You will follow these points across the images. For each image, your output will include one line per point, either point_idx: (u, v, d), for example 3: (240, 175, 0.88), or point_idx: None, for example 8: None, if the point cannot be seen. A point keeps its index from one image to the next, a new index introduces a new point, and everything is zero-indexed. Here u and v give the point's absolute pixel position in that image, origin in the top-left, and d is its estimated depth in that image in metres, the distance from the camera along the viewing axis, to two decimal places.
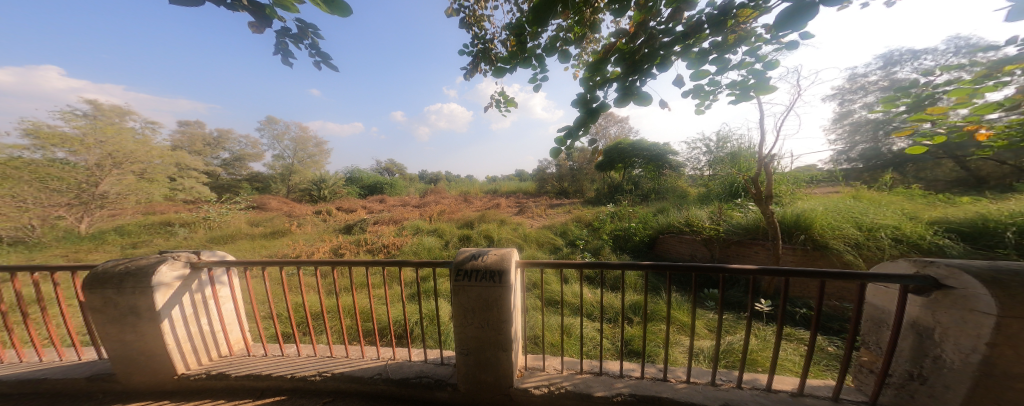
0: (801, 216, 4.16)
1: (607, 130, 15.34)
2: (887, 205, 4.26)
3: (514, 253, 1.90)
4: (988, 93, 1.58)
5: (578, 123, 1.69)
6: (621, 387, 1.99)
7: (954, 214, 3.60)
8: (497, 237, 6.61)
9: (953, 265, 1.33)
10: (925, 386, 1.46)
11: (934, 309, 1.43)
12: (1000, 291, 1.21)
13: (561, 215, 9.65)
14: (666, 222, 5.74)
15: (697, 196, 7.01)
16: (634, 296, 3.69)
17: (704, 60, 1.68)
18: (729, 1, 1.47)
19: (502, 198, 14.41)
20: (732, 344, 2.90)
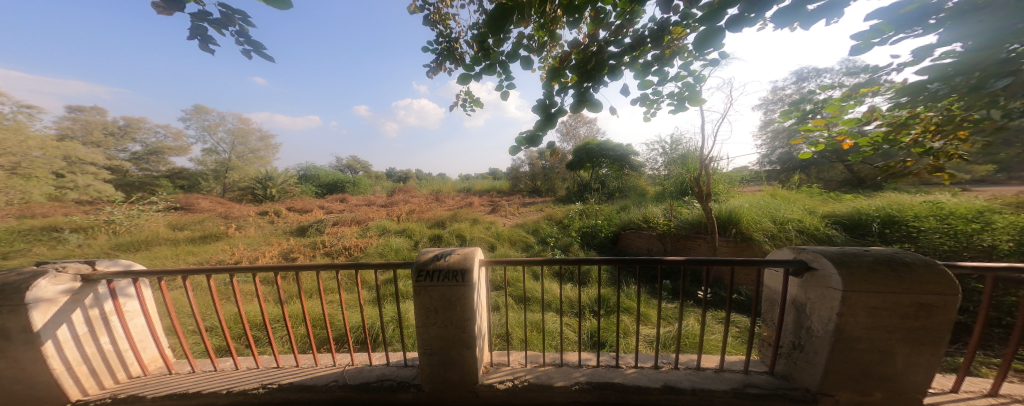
0: (733, 212, 4.77)
1: (576, 131, 15.97)
2: (798, 202, 5.01)
3: (476, 252, 1.96)
4: (852, 109, 2.07)
5: (538, 127, 1.80)
6: (579, 377, 2.13)
7: (840, 209, 4.43)
8: (469, 236, 6.55)
9: (816, 251, 1.72)
10: (803, 353, 1.86)
11: (806, 288, 1.81)
12: (843, 271, 1.59)
13: (534, 213, 9.87)
14: (627, 219, 6.18)
15: (654, 194, 7.64)
16: (598, 289, 3.95)
17: (648, 71, 1.92)
18: (666, 19, 1.68)
19: (473, 197, 14.27)
20: (678, 330, 3.28)
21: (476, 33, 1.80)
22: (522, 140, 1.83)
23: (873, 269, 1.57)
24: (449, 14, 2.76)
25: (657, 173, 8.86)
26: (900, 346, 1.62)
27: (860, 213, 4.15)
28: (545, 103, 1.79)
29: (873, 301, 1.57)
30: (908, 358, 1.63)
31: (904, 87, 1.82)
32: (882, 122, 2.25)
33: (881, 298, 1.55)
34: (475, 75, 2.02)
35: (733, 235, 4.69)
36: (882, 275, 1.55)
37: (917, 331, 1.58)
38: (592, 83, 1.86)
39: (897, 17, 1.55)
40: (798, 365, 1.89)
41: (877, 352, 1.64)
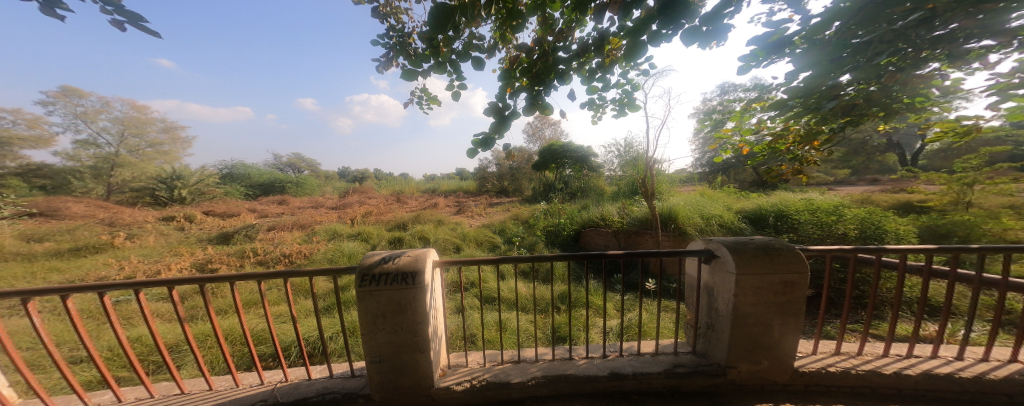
0: (672, 209, 5.38)
1: (541, 132, 17.19)
2: (720, 201, 5.83)
3: (429, 254, 1.91)
4: (749, 116, 2.89)
5: (492, 129, 1.84)
6: (535, 372, 2.22)
7: (748, 206, 5.34)
8: (432, 238, 6.34)
9: (718, 242, 2.06)
10: (714, 331, 2.21)
11: (714, 273, 2.16)
12: (734, 257, 1.95)
13: (497, 214, 9.95)
14: (587, 217, 6.53)
15: (611, 193, 8.42)
16: (561, 286, 4.17)
17: (593, 77, 2.19)
18: (605, 30, 1.88)
19: (436, 198, 13.83)
20: (626, 321, 3.59)
21: (422, 30, 1.72)
22: (477, 141, 1.81)
23: (756, 254, 1.95)
24: (400, 8, 2.63)
25: (611, 174, 9.57)
26: (775, 317, 2.02)
27: (766, 208, 5.05)
28: (496, 105, 1.83)
29: (755, 281, 1.94)
30: (781, 327, 2.04)
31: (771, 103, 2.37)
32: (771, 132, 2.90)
33: (760, 278, 1.93)
34: (425, 72, 1.95)
35: (671, 230, 5.24)
36: (760, 259, 1.94)
37: (786, 303, 1.99)
38: (543, 86, 2.01)
39: (769, 43, 2.00)
40: (711, 341, 2.25)
41: (761, 323, 2.03)
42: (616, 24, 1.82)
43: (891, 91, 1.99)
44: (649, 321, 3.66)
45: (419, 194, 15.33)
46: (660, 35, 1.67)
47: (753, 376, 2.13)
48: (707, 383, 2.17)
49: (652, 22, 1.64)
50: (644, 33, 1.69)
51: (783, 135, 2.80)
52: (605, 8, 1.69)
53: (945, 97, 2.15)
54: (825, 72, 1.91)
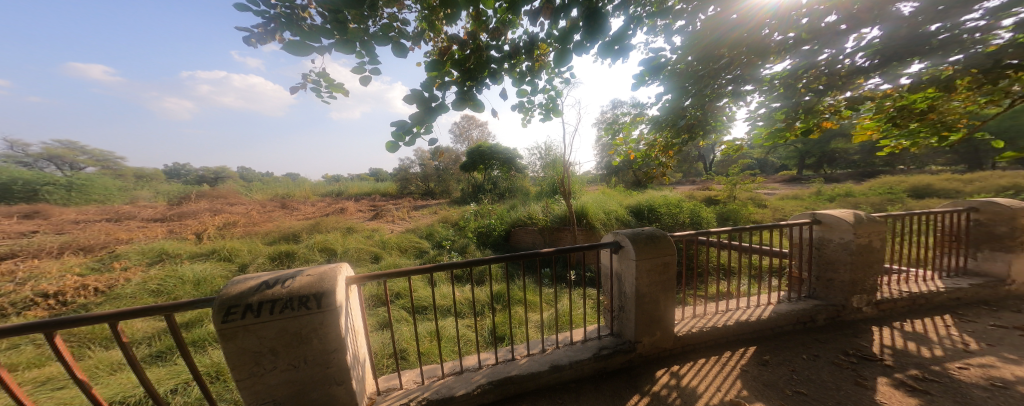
0: (583, 207, 5.98)
1: (469, 133, 18.09)
2: (616, 198, 7.09)
3: (340, 269, 1.50)
4: (633, 129, 3.43)
5: (415, 121, 1.61)
6: (479, 379, 2.05)
7: (637, 202, 6.43)
8: (341, 249, 5.44)
9: (622, 234, 2.34)
10: (624, 313, 2.48)
11: (621, 261, 2.43)
12: (633, 244, 2.27)
13: (418, 219, 9.27)
14: (516, 217, 6.70)
15: (536, 193, 9.07)
16: (493, 286, 4.17)
17: (523, 79, 2.17)
18: (535, 35, 1.91)
19: (343, 201, 12.06)
20: (556, 311, 3.82)
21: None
22: (395, 132, 1.57)
23: (648, 241, 2.30)
24: None
25: (534, 176, 10.10)
26: (660, 295, 2.39)
27: (651, 203, 6.22)
28: (419, 93, 1.60)
29: (649, 265, 2.31)
30: (665, 302, 2.41)
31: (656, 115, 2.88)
32: (646, 142, 3.48)
33: (649, 262, 2.30)
34: (320, 47, 1.50)
35: (584, 225, 5.84)
36: (652, 245, 2.31)
37: (665, 282, 2.39)
38: (473, 83, 1.86)
39: (651, 67, 2.49)
40: (624, 323, 2.49)
41: (654, 300, 2.37)
42: (545, 30, 1.85)
43: (708, 116, 2.84)
44: (576, 309, 3.94)
45: (317, 199, 13.05)
46: (582, 45, 1.80)
47: (654, 347, 2.46)
48: (623, 361, 2.39)
49: (575, 33, 1.73)
50: (569, 41, 1.77)
51: (653, 144, 3.41)
52: (539, 12, 1.69)
53: (727, 122, 3.16)
54: (680, 95, 2.58)
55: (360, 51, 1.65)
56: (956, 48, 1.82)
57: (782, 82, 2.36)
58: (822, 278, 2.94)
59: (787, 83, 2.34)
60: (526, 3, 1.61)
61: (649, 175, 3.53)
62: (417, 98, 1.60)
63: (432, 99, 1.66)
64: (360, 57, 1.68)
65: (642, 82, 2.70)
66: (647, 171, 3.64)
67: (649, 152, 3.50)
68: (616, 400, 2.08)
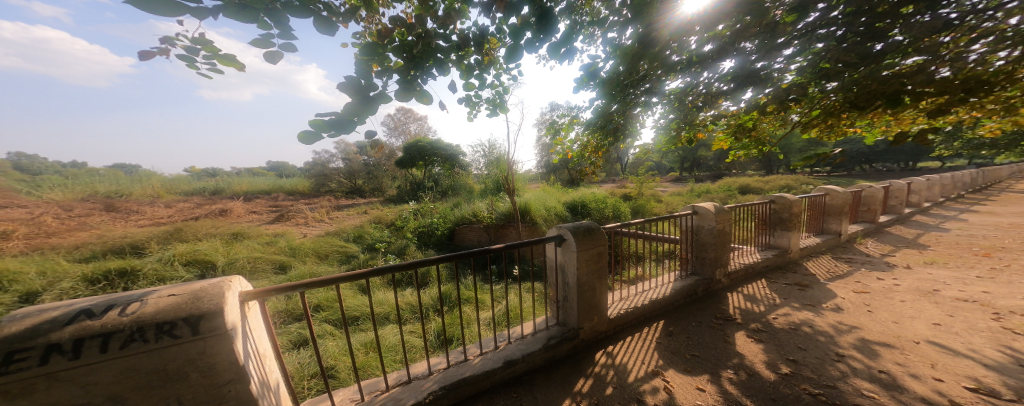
0: (526, 204, 6.18)
1: (405, 127, 17.26)
2: (554, 195, 7.51)
3: (225, 285, 1.23)
4: (570, 130, 3.65)
5: (350, 111, 1.45)
6: (431, 385, 1.96)
7: (574, 198, 6.91)
8: (224, 261, 4.60)
9: (564, 227, 2.51)
10: (567, 302, 2.63)
11: (564, 254, 2.58)
12: (575, 237, 2.45)
13: (333, 224, 8.26)
14: (460, 215, 6.59)
15: (480, 191, 9.03)
16: (438, 288, 4.05)
17: (471, 72, 2.14)
18: (485, 28, 1.90)
19: (223, 202, 10.05)
20: (506, 307, 3.89)
21: None
22: (318, 122, 1.35)
23: (586, 234, 2.51)
24: None
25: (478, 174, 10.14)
26: (597, 283, 2.62)
27: (583, 199, 6.75)
28: (354, 79, 1.44)
29: (590, 256, 2.53)
30: (600, 289, 2.66)
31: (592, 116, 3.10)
32: (580, 142, 3.74)
33: (588, 253, 2.51)
34: None
35: (528, 221, 6.00)
36: (590, 237, 2.53)
37: (600, 271, 2.63)
38: (419, 71, 1.77)
39: (588, 73, 2.68)
40: (567, 311, 2.64)
41: (591, 289, 2.59)
42: (495, 25, 1.86)
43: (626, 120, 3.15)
44: (519, 303, 4.07)
45: (175, 199, 10.16)
46: (533, 44, 1.87)
47: (593, 332, 2.68)
48: (569, 348, 2.53)
49: (525, 31, 1.80)
50: (520, 38, 1.82)
51: (586, 146, 3.68)
52: (492, 6, 1.71)
53: (640, 127, 3.58)
54: (607, 101, 2.84)
55: (264, 19, 1.38)
56: (766, 83, 2.33)
57: (676, 97, 2.88)
58: (700, 258, 3.56)
59: (678, 99, 2.87)
60: None
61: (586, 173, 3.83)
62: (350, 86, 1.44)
63: (368, 88, 1.51)
64: (262, 26, 1.39)
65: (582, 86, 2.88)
66: (584, 169, 3.93)
67: (583, 152, 3.76)
68: (565, 386, 2.20)
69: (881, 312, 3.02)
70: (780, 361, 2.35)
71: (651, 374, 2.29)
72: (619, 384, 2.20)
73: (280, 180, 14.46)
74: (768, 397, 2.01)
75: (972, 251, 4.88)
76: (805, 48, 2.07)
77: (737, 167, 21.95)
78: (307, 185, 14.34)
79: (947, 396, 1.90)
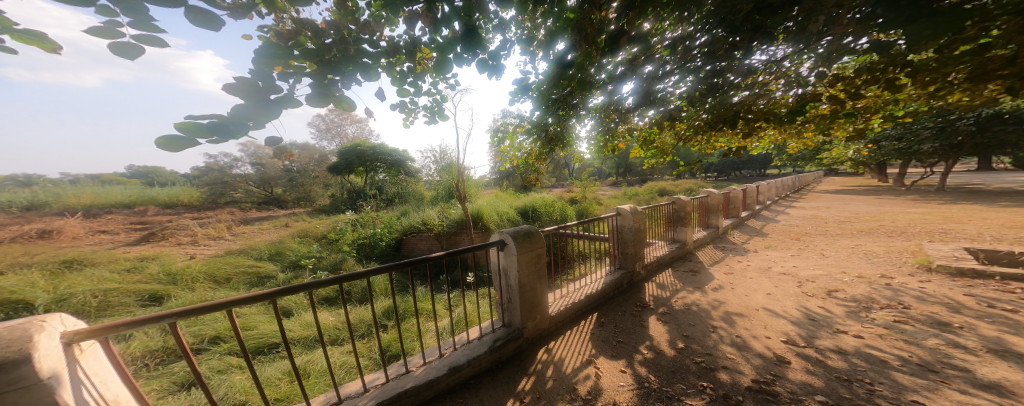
0: (478, 211, 6.19)
1: (342, 129, 16.11)
2: (508, 201, 7.62)
3: (32, 327, 0.99)
4: (515, 137, 3.79)
5: (245, 115, 1.29)
6: (367, 401, 1.83)
7: (523, 203, 7.11)
8: (53, 296, 3.64)
9: (504, 232, 2.58)
10: (511, 304, 2.69)
11: (505, 258, 2.65)
12: (515, 240, 2.54)
13: (228, 245, 7.04)
14: (408, 224, 6.34)
15: (431, 198, 8.83)
16: (379, 305, 3.96)
17: (404, 80, 2.21)
18: (416, 38, 1.94)
19: (66, 220, 7.98)
20: (459, 314, 3.82)
21: None
22: (188, 126, 1.10)
23: (525, 236, 2.62)
24: None
25: (429, 179, 9.87)
26: (538, 282, 2.75)
27: (534, 204, 7.01)
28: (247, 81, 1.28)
29: (530, 258, 2.66)
30: (541, 288, 2.78)
31: (534, 125, 3.27)
32: (523, 150, 3.94)
33: (528, 255, 2.63)
34: None
35: (480, 227, 6.03)
36: (530, 240, 2.65)
37: (540, 272, 2.76)
38: (340, 75, 1.70)
39: (522, 87, 2.89)
40: (512, 313, 2.70)
41: (533, 289, 2.69)
42: (426, 36, 1.91)
43: (562, 130, 3.38)
44: (474, 309, 4.02)
45: None
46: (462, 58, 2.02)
47: (537, 330, 2.78)
48: (514, 348, 2.59)
49: (450, 51, 1.96)
50: (449, 52, 1.97)
51: (530, 154, 3.88)
52: (418, 18, 1.72)
53: (579, 136, 3.89)
54: (544, 112, 3.05)
55: (105, 4, 1.12)
56: (662, 104, 3.05)
57: (600, 110, 3.31)
58: (627, 254, 3.92)
59: (599, 111, 3.32)
60: (405, 4, 1.63)
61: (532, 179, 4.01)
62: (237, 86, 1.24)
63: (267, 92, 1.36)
64: (104, 11, 1.13)
65: (518, 98, 3.02)
66: (530, 174, 4.11)
67: (527, 159, 3.97)
68: (509, 385, 2.24)
69: (741, 289, 3.77)
70: (678, 338, 2.76)
71: (586, 363, 2.46)
72: (559, 377, 2.32)
73: (148, 190, 11.51)
74: (666, 370, 2.35)
75: (790, 235, 6.46)
76: (688, 78, 2.77)
77: (661, 172, 24.79)
78: (193, 196, 11.89)
79: (774, 351, 2.49)
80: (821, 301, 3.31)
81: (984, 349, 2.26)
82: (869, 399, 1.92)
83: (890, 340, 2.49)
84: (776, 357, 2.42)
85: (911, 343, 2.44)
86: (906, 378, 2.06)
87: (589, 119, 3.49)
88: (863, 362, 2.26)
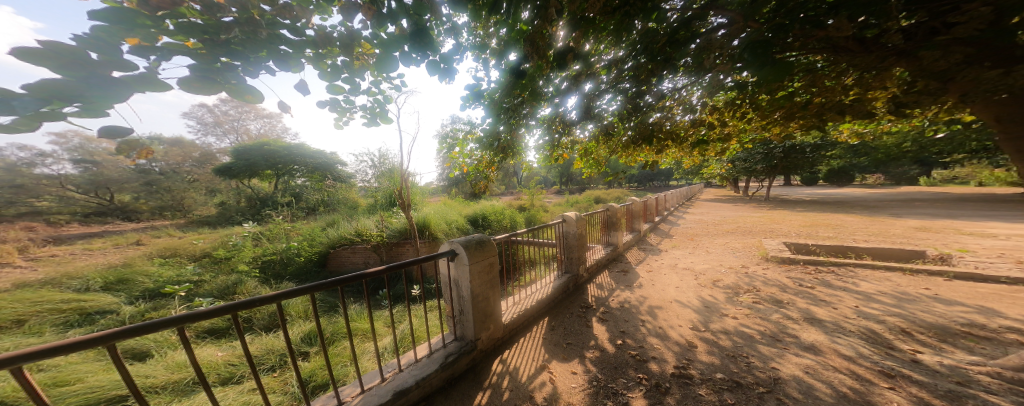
0: (425, 219, 5.89)
1: (242, 124, 14.06)
2: (456, 208, 7.47)
3: None
4: (465, 145, 3.74)
5: (57, 92, 1.04)
6: None
7: (472, 212, 7.02)
8: None
9: (455, 242, 2.51)
10: (462, 316, 2.61)
11: (456, 268, 2.57)
12: (467, 250, 2.49)
13: (21, 276, 5.00)
14: (337, 236, 5.85)
15: (366, 207, 8.19)
16: (291, 330, 3.53)
17: (337, 75, 2.04)
18: (355, 31, 1.82)
19: None
20: (408, 331, 3.58)
21: None
22: None
23: (477, 246, 2.60)
24: None
25: (363, 186, 9.18)
26: (490, 291, 2.72)
27: (484, 212, 6.98)
28: (69, 48, 1.03)
29: (483, 267, 2.63)
30: (493, 297, 2.76)
31: (487, 134, 3.31)
32: (474, 157, 3.90)
33: (481, 265, 2.60)
34: None
35: (427, 237, 5.74)
36: (481, 249, 2.62)
37: (492, 281, 2.74)
38: (239, 61, 1.50)
39: (474, 92, 2.92)
40: (463, 325, 2.62)
41: (485, 299, 2.65)
42: (368, 30, 1.82)
43: (512, 141, 3.46)
44: (421, 324, 3.80)
45: None
46: (410, 57, 1.98)
47: (490, 341, 2.74)
48: (467, 362, 2.50)
49: (394, 50, 1.92)
50: (396, 49, 1.93)
51: (481, 161, 3.85)
52: (356, 10, 1.62)
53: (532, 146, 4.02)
54: (495, 121, 3.10)
55: None
56: (598, 118, 3.28)
57: (547, 121, 3.49)
58: (572, 258, 4.14)
59: (545, 121, 3.49)
60: None
61: (482, 185, 3.99)
62: (49, 53, 0.99)
63: (108, 67, 1.12)
64: None
65: (469, 103, 3.02)
66: (479, 181, 4.10)
67: (475, 166, 3.96)
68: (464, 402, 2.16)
69: (659, 285, 4.25)
70: (616, 335, 2.99)
71: (540, 369, 2.51)
72: (515, 387, 2.33)
73: None
74: (611, 366, 2.52)
75: (687, 235, 7.66)
76: (620, 96, 3.06)
77: (593, 182, 26.94)
78: None
79: (685, 337, 2.87)
80: (711, 290, 3.96)
81: (801, 318, 3.08)
82: (749, 371, 2.34)
83: (753, 318, 3.14)
84: (687, 342, 2.79)
85: (764, 319, 3.12)
86: (766, 348, 2.62)
87: (538, 129, 3.63)
88: (740, 339, 2.78)
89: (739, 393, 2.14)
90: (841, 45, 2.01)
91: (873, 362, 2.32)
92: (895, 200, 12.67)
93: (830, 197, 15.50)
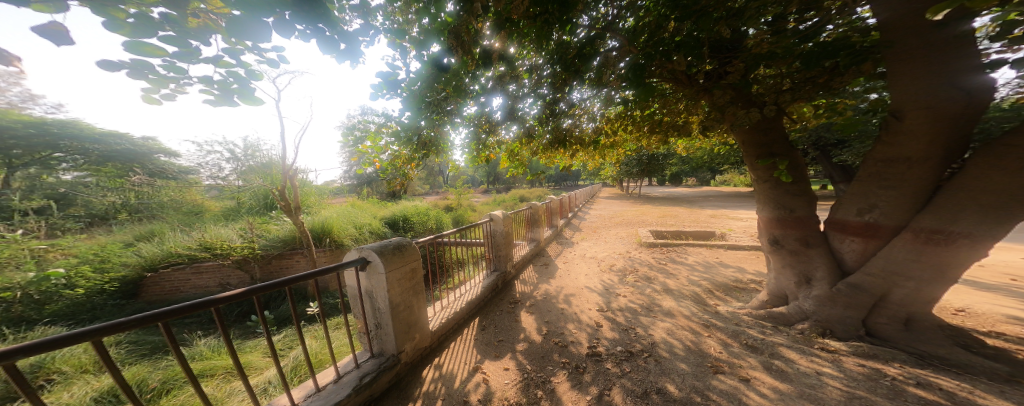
0: (326, 223, 4.93)
1: None
2: (369, 210, 6.53)
3: None
4: (379, 139, 3.23)
5: None
6: None
7: (391, 213, 6.25)
8: None
9: (367, 248, 2.09)
10: (380, 329, 2.21)
11: (370, 278, 2.15)
12: (381, 256, 2.10)
13: None
14: (166, 253, 4.62)
15: (222, 212, 6.63)
16: (75, 389, 2.39)
17: (152, 31, 1.42)
18: None
19: None
20: (305, 355, 2.88)
21: None
22: None
23: (395, 250, 2.23)
24: None
25: (213, 183, 7.02)
26: (413, 299, 2.37)
27: (405, 213, 6.36)
28: None
29: (405, 275, 2.29)
30: (417, 304, 2.42)
31: (407, 126, 2.89)
32: (389, 153, 3.41)
33: (401, 273, 2.24)
34: None
35: (327, 245, 4.82)
36: (400, 255, 2.26)
37: (415, 286, 2.40)
38: None
39: (389, 81, 2.52)
40: (382, 338, 2.22)
41: (406, 308, 2.29)
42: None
43: (434, 137, 3.14)
44: (327, 345, 3.11)
45: None
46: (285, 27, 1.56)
47: (416, 351, 2.41)
48: (390, 380, 2.13)
49: (264, 15, 1.47)
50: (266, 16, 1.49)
51: (398, 156, 3.36)
52: None
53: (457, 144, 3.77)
54: (416, 115, 2.75)
55: None
56: (520, 120, 3.22)
57: (472, 119, 3.30)
58: (500, 257, 4.06)
59: (470, 119, 3.29)
60: None
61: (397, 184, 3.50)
62: None
63: None
64: None
65: (383, 91, 2.59)
66: (393, 179, 3.59)
67: (393, 163, 3.45)
68: None
69: (573, 274, 4.58)
70: (542, 325, 3.04)
71: (473, 371, 2.34)
72: (449, 393, 2.11)
73: None
74: (538, 356, 2.52)
75: (588, 228, 8.60)
76: (540, 98, 3.08)
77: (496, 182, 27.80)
78: None
79: (593, 318, 3.12)
80: (609, 274, 4.47)
81: (665, 288, 3.75)
82: (637, 339, 2.67)
83: (638, 294, 3.66)
84: (594, 323, 3.03)
85: (642, 293, 3.67)
86: (648, 318, 3.04)
87: (467, 125, 3.39)
88: (633, 313, 3.18)
89: (632, 361, 2.37)
90: (677, 76, 2.56)
91: (700, 317, 2.97)
92: (697, 195, 17.60)
93: (665, 193, 20.29)
